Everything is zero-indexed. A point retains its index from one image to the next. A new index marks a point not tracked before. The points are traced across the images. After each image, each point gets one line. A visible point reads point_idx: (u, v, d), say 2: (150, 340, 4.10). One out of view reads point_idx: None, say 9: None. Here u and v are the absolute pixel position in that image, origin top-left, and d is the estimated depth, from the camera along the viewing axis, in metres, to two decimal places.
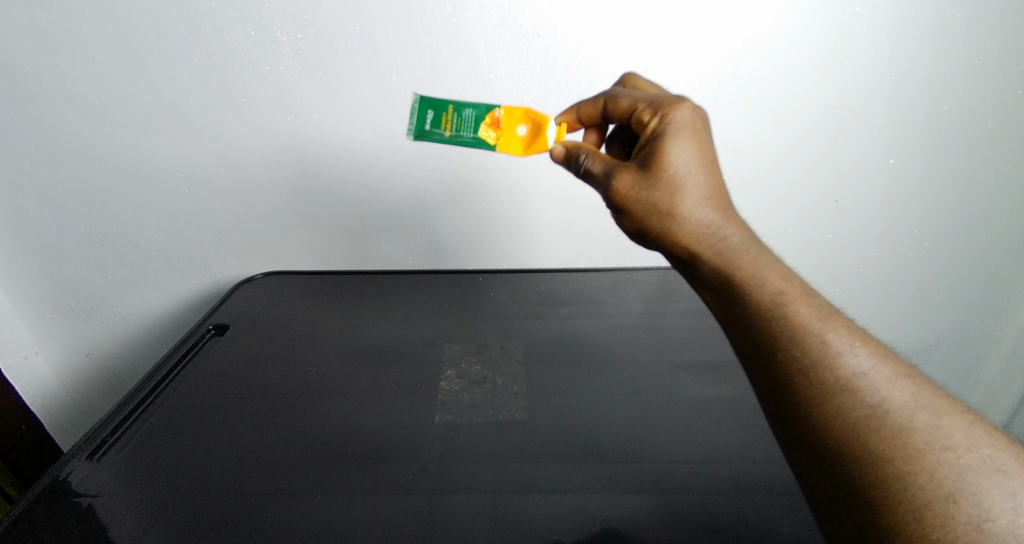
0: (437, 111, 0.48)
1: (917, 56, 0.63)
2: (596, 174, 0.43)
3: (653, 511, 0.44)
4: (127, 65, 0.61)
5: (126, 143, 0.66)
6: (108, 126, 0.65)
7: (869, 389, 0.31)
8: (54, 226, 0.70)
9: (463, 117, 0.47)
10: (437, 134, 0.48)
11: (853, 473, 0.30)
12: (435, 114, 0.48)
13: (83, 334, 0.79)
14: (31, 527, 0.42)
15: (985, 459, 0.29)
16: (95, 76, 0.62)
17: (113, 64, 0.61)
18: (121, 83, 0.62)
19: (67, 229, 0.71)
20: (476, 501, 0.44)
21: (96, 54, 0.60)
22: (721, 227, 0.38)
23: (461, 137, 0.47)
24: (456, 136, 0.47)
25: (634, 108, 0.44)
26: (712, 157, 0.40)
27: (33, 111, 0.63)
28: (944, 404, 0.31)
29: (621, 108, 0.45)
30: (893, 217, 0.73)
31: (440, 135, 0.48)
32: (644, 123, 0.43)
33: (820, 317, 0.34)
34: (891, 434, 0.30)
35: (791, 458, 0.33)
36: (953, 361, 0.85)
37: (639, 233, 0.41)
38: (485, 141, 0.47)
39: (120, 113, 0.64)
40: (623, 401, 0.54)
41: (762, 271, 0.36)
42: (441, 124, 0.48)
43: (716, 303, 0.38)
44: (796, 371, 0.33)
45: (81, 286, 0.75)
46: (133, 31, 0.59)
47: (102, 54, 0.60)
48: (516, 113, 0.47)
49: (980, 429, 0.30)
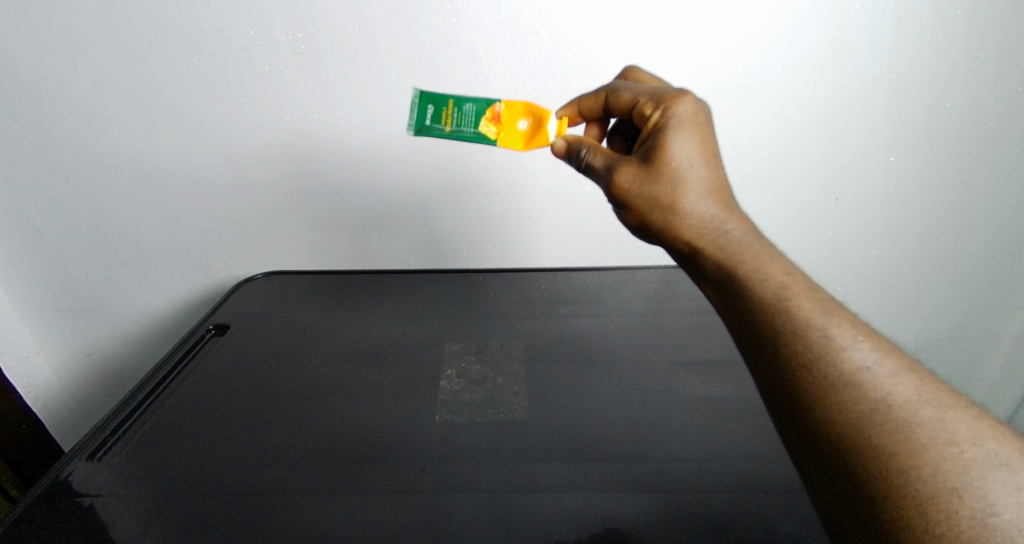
0: (438, 106, 0.48)
1: (918, 53, 0.63)
2: (598, 168, 0.43)
3: (655, 510, 0.44)
4: (127, 65, 0.61)
5: (125, 144, 0.66)
6: (107, 126, 0.64)
7: (873, 383, 0.31)
8: (53, 227, 0.70)
9: (464, 112, 0.47)
10: (437, 130, 0.48)
11: (856, 468, 0.30)
12: (435, 109, 0.47)
13: (84, 334, 0.79)
14: (31, 526, 0.42)
15: (989, 453, 0.29)
16: (94, 76, 0.61)
17: (112, 64, 0.61)
18: (121, 83, 0.62)
19: (67, 229, 0.71)
20: (477, 501, 0.44)
21: (95, 54, 0.60)
22: (723, 221, 0.38)
23: (462, 132, 0.47)
24: (457, 131, 0.47)
25: (636, 101, 0.44)
26: (715, 151, 0.40)
27: (33, 111, 0.63)
28: (948, 398, 0.31)
29: (622, 102, 0.45)
30: (893, 214, 0.73)
31: (440, 130, 0.48)
32: (646, 116, 0.43)
33: (824, 311, 0.34)
34: (894, 428, 0.30)
35: (793, 453, 0.33)
36: (954, 358, 0.85)
37: (640, 227, 0.41)
38: (486, 135, 0.47)
39: (120, 113, 0.64)
40: (623, 400, 0.54)
41: (765, 265, 0.36)
42: (442, 119, 0.48)
43: (719, 297, 0.37)
44: (800, 365, 0.32)
45: (81, 286, 0.75)
46: (132, 31, 0.59)
47: (101, 54, 0.60)
48: (517, 107, 0.47)
49: (984, 423, 0.30)
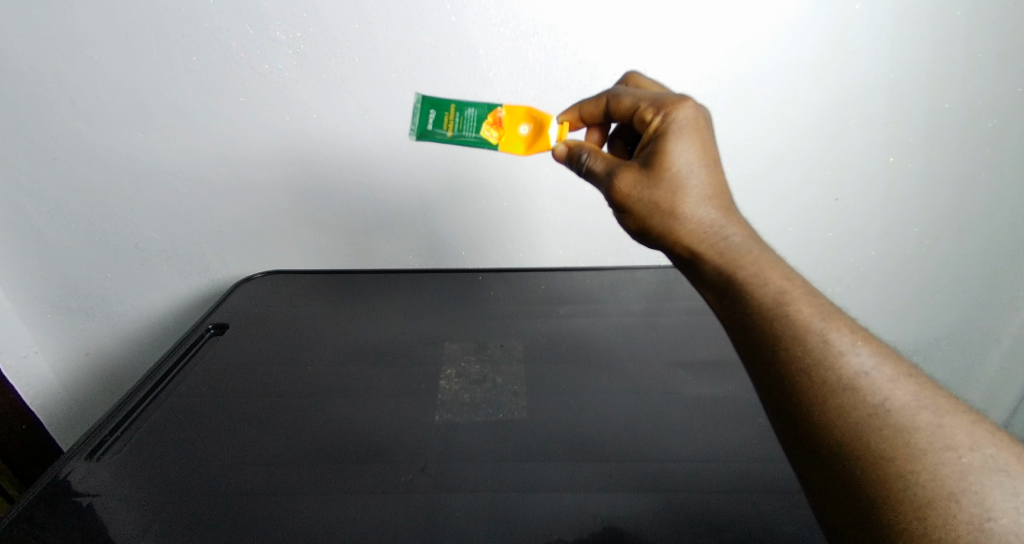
0: (440, 110, 0.48)
1: (917, 54, 0.63)
2: (598, 172, 0.43)
3: (654, 510, 0.44)
4: (127, 64, 0.61)
5: (125, 143, 0.66)
6: (107, 126, 0.65)
7: (871, 388, 0.31)
8: (53, 226, 0.70)
9: (466, 117, 0.47)
10: (438, 133, 0.48)
11: (854, 472, 0.30)
12: (437, 113, 0.48)
13: (83, 334, 0.79)
14: (30, 526, 0.42)
15: (986, 459, 0.29)
16: (94, 76, 0.61)
17: (112, 64, 0.61)
18: (120, 83, 0.62)
19: (67, 229, 0.71)
20: (476, 501, 0.44)
21: (95, 54, 0.60)
22: (723, 226, 0.38)
23: (463, 136, 0.47)
24: (458, 135, 0.47)
25: (637, 106, 0.44)
26: (715, 156, 0.40)
27: (32, 110, 0.63)
28: (946, 404, 0.31)
29: (623, 107, 0.45)
30: (893, 215, 0.73)
31: (442, 135, 0.48)
32: (646, 121, 0.43)
33: (823, 316, 0.34)
34: (893, 433, 0.30)
35: (792, 457, 0.33)
36: (954, 359, 0.85)
37: (640, 231, 0.41)
38: (487, 140, 0.47)
39: (120, 113, 0.64)
40: (623, 400, 0.54)
41: (764, 270, 0.36)
42: (443, 124, 0.48)
43: (718, 302, 0.38)
44: (799, 370, 0.33)
45: (81, 286, 0.75)
46: (131, 30, 0.59)
47: (101, 54, 0.60)
48: (519, 112, 0.47)
49: (982, 429, 0.30)
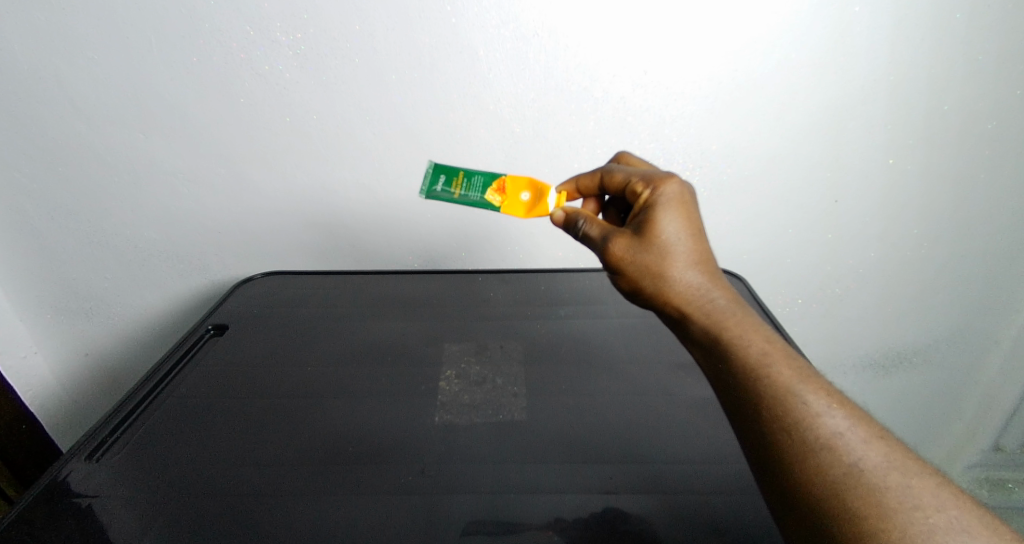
0: (449, 175, 0.51)
1: (916, 57, 0.64)
2: (594, 238, 0.45)
3: (649, 510, 0.46)
4: (126, 66, 0.63)
5: (125, 145, 0.68)
6: (109, 127, 0.66)
7: (846, 448, 0.35)
8: (53, 226, 0.72)
9: (472, 182, 0.50)
10: (447, 195, 0.51)
11: (833, 528, 0.33)
12: (446, 178, 0.51)
13: (82, 333, 0.81)
14: (30, 527, 0.44)
15: (951, 520, 0.32)
16: (93, 77, 0.63)
17: (112, 65, 0.63)
18: (121, 86, 0.64)
19: (67, 230, 0.73)
20: (475, 501, 0.46)
21: (95, 55, 0.62)
22: (709, 290, 0.41)
23: (469, 198, 0.50)
24: (465, 197, 0.51)
25: (628, 181, 0.46)
26: (700, 227, 0.43)
27: (31, 111, 0.65)
28: (915, 466, 0.34)
29: (615, 182, 0.47)
30: (892, 217, 0.75)
31: (450, 196, 0.51)
32: (637, 194, 0.45)
33: (801, 379, 0.37)
34: (868, 492, 0.33)
35: (776, 507, 0.36)
36: (952, 362, 0.87)
37: (632, 291, 0.44)
38: (491, 204, 0.50)
39: (119, 114, 0.66)
40: (619, 402, 0.55)
41: (748, 333, 0.40)
42: (452, 187, 0.51)
43: (709, 364, 0.41)
44: (779, 428, 0.36)
45: (80, 285, 0.77)
46: (131, 31, 0.61)
47: (101, 54, 0.62)
48: (523, 180, 0.50)
49: (948, 491, 0.33)
